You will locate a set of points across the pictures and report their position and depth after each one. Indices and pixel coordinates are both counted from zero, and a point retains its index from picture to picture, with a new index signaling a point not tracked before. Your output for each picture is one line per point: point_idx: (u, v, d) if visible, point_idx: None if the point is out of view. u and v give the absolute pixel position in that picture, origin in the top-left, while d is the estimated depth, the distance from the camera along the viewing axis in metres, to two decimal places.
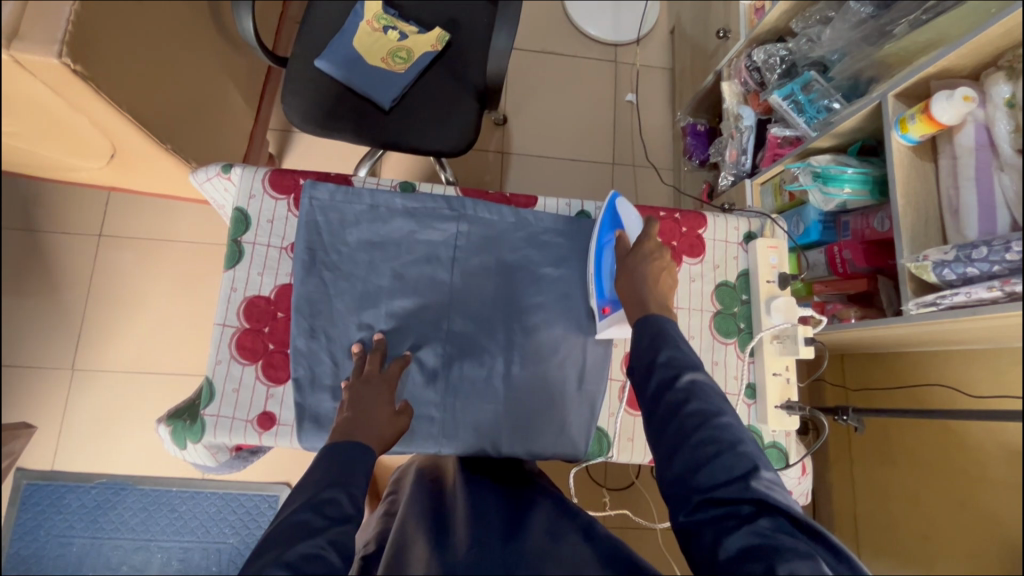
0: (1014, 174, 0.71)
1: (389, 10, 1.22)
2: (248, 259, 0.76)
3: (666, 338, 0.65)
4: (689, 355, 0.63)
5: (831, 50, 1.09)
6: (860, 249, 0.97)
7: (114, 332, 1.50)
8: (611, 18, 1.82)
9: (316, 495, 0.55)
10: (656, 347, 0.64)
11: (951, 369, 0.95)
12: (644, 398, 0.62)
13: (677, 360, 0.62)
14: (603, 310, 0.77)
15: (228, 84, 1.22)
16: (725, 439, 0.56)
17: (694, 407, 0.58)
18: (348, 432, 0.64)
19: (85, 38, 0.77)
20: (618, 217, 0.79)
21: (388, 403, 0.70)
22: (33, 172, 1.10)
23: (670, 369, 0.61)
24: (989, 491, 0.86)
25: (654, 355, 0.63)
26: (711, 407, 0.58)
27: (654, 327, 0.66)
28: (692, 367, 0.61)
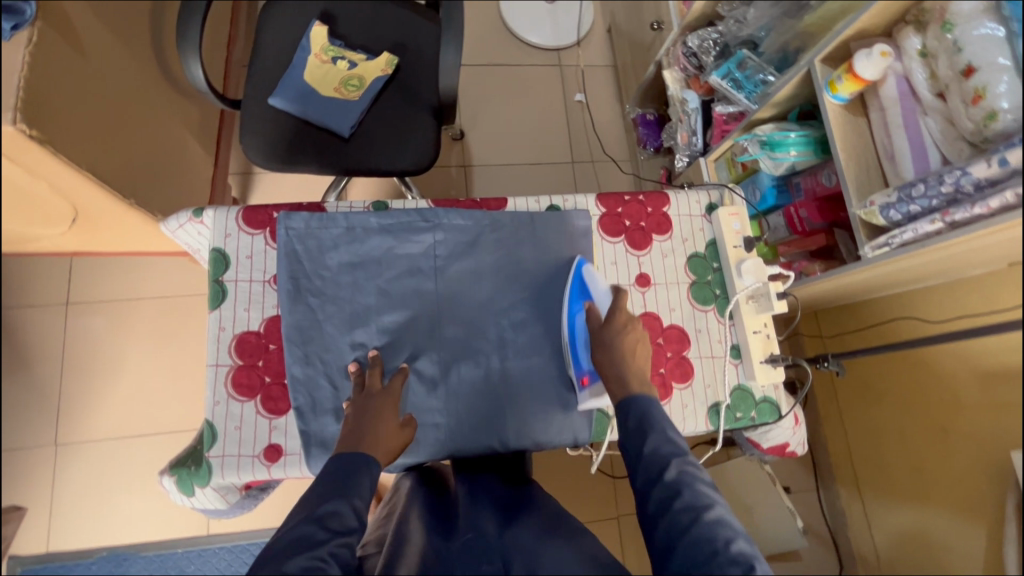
0: (938, 117, 0.78)
1: (336, 41, 1.23)
2: (232, 296, 0.77)
3: (652, 421, 0.66)
4: (677, 442, 0.63)
5: (758, 28, 1.15)
6: (814, 206, 1.03)
7: (96, 400, 1.46)
8: (549, 25, 1.89)
9: (314, 511, 0.57)
10: (643, 432, 0.65)
11: (908, 304, 1.01)
12: (638, 493, 0.62)
13: (663, 450, 0.63)
14: (582, 381, 0.78)
15: (185, 133, 1.23)
16: (717, 536, 0.55)
17: (683, 502, 0.58)
18: (353, 444, 0.66)
19: (38, 103, 0.77)
20: (587, 288, 0.80)
21: (391, 414, 0.71)
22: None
23: (658, 462, 0.62)
24: (966, 412, 0.93)
25: (642, 442, 0.64)
26: (703, 501, 0.58)
27: (639, 408, 0.67)
28: (681, 456, 0.62)
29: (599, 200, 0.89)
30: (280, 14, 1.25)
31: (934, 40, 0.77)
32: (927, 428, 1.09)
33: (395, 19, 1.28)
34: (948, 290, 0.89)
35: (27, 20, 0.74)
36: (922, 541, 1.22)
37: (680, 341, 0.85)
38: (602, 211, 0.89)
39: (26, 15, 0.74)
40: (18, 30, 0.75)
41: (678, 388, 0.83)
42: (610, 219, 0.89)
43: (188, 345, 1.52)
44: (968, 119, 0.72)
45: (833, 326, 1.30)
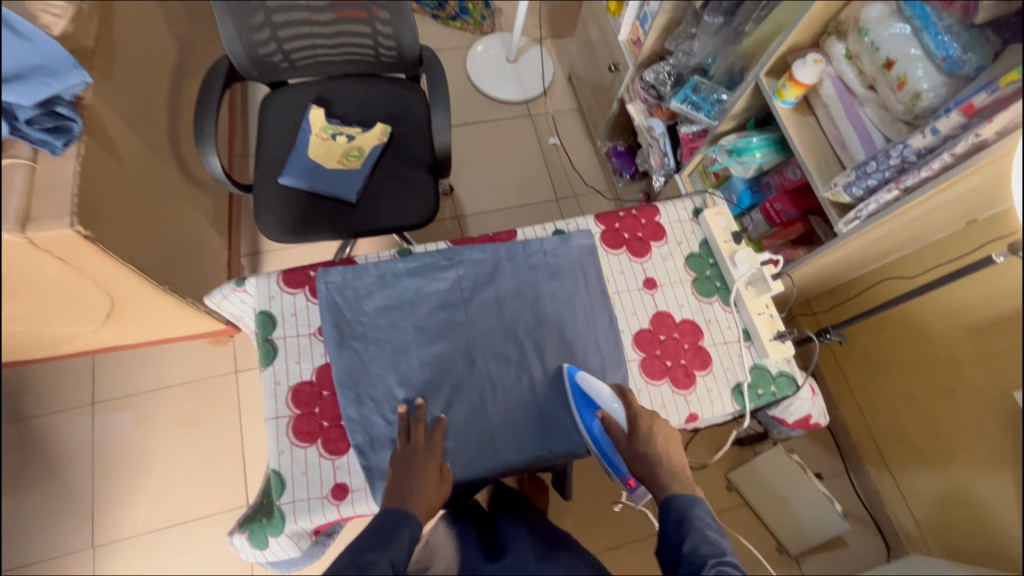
0: (874, 105, 0.92)
1: (333, 120, 1.36)
2: (283, 352, 0.83)
3: (690, 520, 0.68)
4: (720, 544, 0.65)
5: (704, 56, 1.31)
6: (787, 199, 1.14)
7: (129, 495, 1.46)
8: (515, 81, 2.06)
9: (354, 560, 0.64)
10: (682, 531, 0.68)
11: (900, 268, 1.17)
12: None
13: (701, 548, 0.65)
14: (630, 484, 0.81)
15: (203, 222, 1.32)
16: None
17: None
18: (402, 498, 0.72)
19: (90, 207, 0.87)
20: (592, 399, 0.82)
21: (431, 471, 0.76)
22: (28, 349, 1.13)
23: (697, 559, 0.64)
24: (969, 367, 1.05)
25: (682, 541, 0.67)
26: None
27: (678, 508, 0.70)
28: (720, 556, 0.63)
29: (598, 219, 0.99)
30: (278, 103, 1.38)
31: (854, 44, 0.90)
32: (935, 390, 1.23)
33: (383, 94, 1.42)
34: (932, 249, 1.10)
35: (75, 135, 0.86)
36: (952, 503, 1.28)
37: (694, 332, 0.92)
38: (602, 228, 0.98)
39: (75, 131, 0.87)
40: (69, 145, 0.86)
41: (701, 375, 0.90)
42: (610, 234, 0.98)
43: (216, 425, 1.55)
44: (898, 102, 0.85)
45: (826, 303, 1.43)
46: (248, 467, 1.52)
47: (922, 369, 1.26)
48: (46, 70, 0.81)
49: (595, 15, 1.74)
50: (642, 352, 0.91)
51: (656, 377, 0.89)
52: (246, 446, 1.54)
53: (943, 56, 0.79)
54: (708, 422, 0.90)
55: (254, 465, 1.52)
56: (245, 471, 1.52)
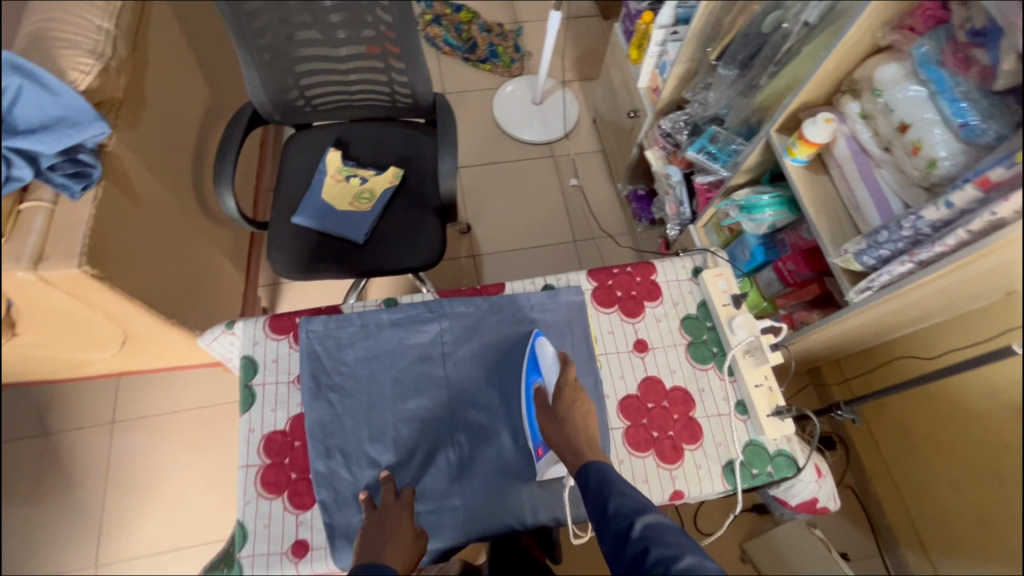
0: (890, 168, 0.86)
1: (348, 162, 1.41)
2: (260, 399, 0.84)
3: (610, 484, 0.68)
4: (636, 498, 0.66)
5: (720, 107, 1.28)
6: (801, 258, 1.07)
7: (134, 516, 1.50)
8: (539, 122, 2.08)
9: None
10: (603, 496, 0.67)
11: (936, 339, 1.13)
12: (611, 554, 0.64)
13: (626, 508, 0.65)
14: (538, 451, 0.79)
15: (220, 256, 1.38)
16: None
17: (655, 555, 0.60)
18: (375, 556, 0.69)
19: (101, 248, 0.92)
20: (537, 361, 0.84)
21: (405, 528, 0.73)
22: (44, 365, 1.20)
23: (623, 519, 0.64)
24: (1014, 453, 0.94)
25: (605, 503, 0.66)
26: (672, 550, 0.60)
27: (598, 474, 0.69)
28: (642, 511, 0.64)
29: (591, 275, 0.95)
30: (300, 145, 1.44)
31: (869, 104, 0.85)
32: (979, 474, 1.10)
33: (399, 138, 1.45)
34: (970, 320, 1.03)
35: (93, 181, 0.93)
36: None
37: (685, 402, 0.87)
38: (594, 284, 0.95)
39: (94, 176, 0.93)
40: (87, 189, 0.92)
41: (690, 450, 0.84)
42: (602, 291, 0.94)
43: (220, 454, 1.58)
44: (914, 167, 0.79)
45: (856, 367, 1.39)
46: None
47: (962, 453, 1.13)
48: (68, 122, 0.87)
49: (618, 61, 1.74)
50: (628, 421, 0.85)
51: (641, 448, 0.83)
52: None
53: (960, 123, 0.73)
54: (697, 499, 0.84)
55: None
56: None
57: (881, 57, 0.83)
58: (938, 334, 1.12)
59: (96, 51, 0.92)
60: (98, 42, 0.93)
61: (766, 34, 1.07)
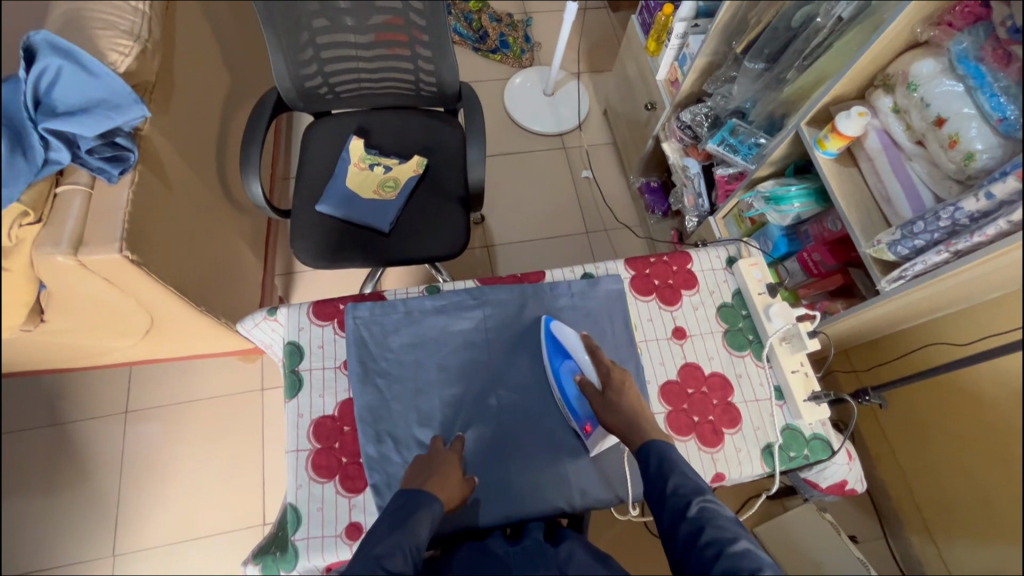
0: (923, 161, 0.89)
1: (371, 151, 1.40)
2: (307, 385, 0.85)
3: (671, 465, 0.71)
4: (695, 481, 0.69)
5: (743, 100, 1.29)
6: (826, 250, 1.11)
7: (153, 505, 1.49)
8: (550, 113, 2.08)
9: (370, 552, 0.62)
10: (663, 476, 0.70)
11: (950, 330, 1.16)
12: (664, 527, 0.68)
13: (684, 487, 0.68)
14: (584, 429, 0.83)
15: (242, 245, 1.37)
16: (741, 564, 0.60)
17: (708, 535, 0.64)
18: (420, 481, 0.73)
19: (140, 233, 0.91)
20: (559, 341, 0.87)
21: (455, 468, 0.76)
22: (67, 354, 1.19)
23: (680, 499, 0.68)
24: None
25: (664, 483, 0.70)
26: (727, 534, 0.64)
27: (658, 452, 0.73)
28: (700, 493, 0.68)
29: (628, 264, 0.97)
30: (321, 132, 1.43)
31: (903, 99, 0.88)
32: (979, 457, 1.14)
33: (422, 127, 1.45)
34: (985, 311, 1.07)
35: (131, 164, 0.91)
36: None
37: (724, 387, 0.89)
38: (632, 273, 0.97)
39: (131, 160, 0.91)
40: (124, 173, 0.91)
41: (729, 433, 0.86)
42: (640, 280, 0.96)
43: (238, 443, 1.57)
44: (949, 161, 0.82)
45: (867, 361, 1.43)
46: (266, 487, 1.54)
47: (964, 434, 1.17)
48: (109, 105, 0.87)
49: (634, 53, 1.74)
50: (669, 406, 0.87)
51: (682, 432, 0.86)
52: (265, 466, 1.56)
53: (999, 118, 0.76)
54: (736, 482, 0.86)
55: (271, 486, 1.53)
56: (263, 491, 1.53)
57: (916, 53, 0.86)
58: (953, 326, 1.16)
59: (133, 33, 0.92)
60: (135, 23, 0.93)
61: (796, 29, 1.09)
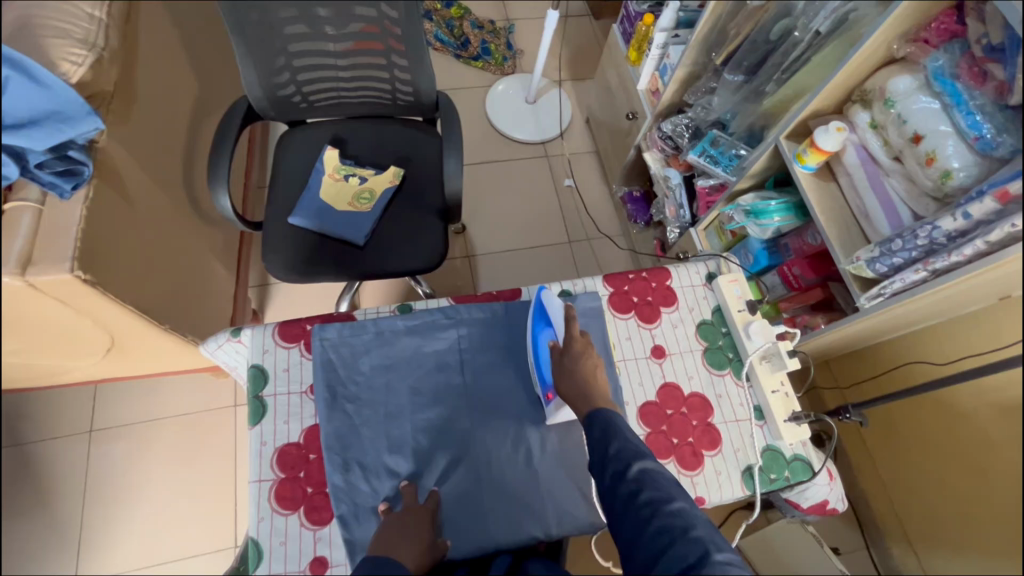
0: (901, 177, 0.88)
1: (347, 161, 1.37)
2: (272, 411, 0.81)
3: (613, 428, 0.69)
4: (636, 444, 0.68)
5: (723, 111, 1.28)
6: (806, 263, 1.11)
7: (117, 529, 1.43)
8: (532, 121, 2.06)
9: None
10: (606, 440, 0.68)
11: (929, 345, 1.16)
12: (603, 488, 0.66)
13: (626, 451, 0.67)
14: (546, 396, 0.81)
15: (212, 258, 1.32)
16: (679, 526, 0.60)
17: (647, 495, 0.63)
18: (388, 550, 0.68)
19: (94, 251, 0.87)
20: (545, 311, 0.83)
21: (426, 523, 0.73)
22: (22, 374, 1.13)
23: (621, 461, 0.66)
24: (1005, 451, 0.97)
25: (606, 447, 0.68)
26: (663, 494, 0.63)
27: (603, 420, 0.71)
28: (640, 456, 0.66)
29: (606, 280, 0.95)
30: (294, 142, 1.39)
31: (880, 114, 0.87)
32: (965, 473, 1.13)
33: (399, 137, 1.42)
34: (964, 327, 1.06)
35: (85, 179, 0.87)
36: None
37: (704, 408, 0.87)
38: (610, 290, 0.94)
39: (85, 174, 0.87)
40: (78, 188, 0.87)
41: (710, 456, 0.84)
42: (618, 297, 0.94)
43: (209, 462, 1.52)
44: (927, 178, 0.81)
45: (850, 376, 1.42)
46: (238, 508, 1.48)
47: (952, 450, 1.16)
48: (59, 117, 0.82)
49: (615, 61, 1.73)
50: (648, 427, 0.85)
51: (661, 455, 0.83)
52: (237, 485, 1.50)
53: (975, 136, 0.75)
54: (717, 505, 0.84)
55: (244, 507, 1.48)
56: (235, 511, 1.48)
57: (891, 70, 0.85)
58: (930, 342, 1.15)
59: (88, 42, 0.87)
60: (91, 32, 0.89)
61: (775, 41, 1.09)
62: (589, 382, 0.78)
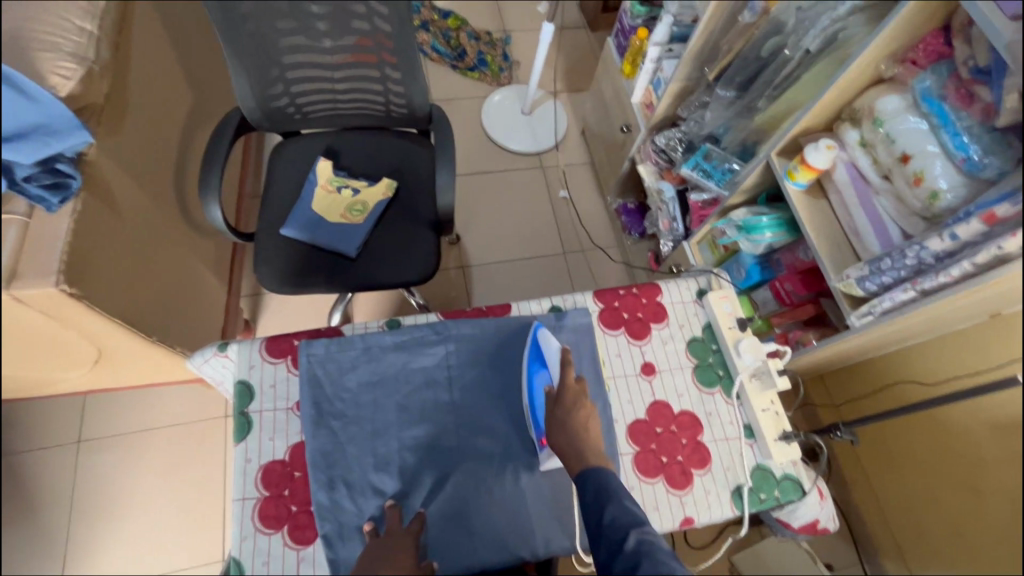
0: (889, 196, 0.88)
1: (340, 172, 1.37)
2: (257, 427, 0.80)
3: (609, 492, 0.69)
4: (633, 510, 0.68)
5: (716, 126, 1.28)
6: (797, 279, 1.12)
7: (104, 541, 1.42)
8: (528, 132, 2.07)
9: None
10: (600, 506, 0.68)
11: (919, 362, 1.16)
12: (602, 563, 0.65)
13: (621, 519, 0.66)
14: (539, 442, 0.79)
15: (202, 268, 1.31)
16: None
17: (644, 569, 0.61)
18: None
19: (80, 265, 0.86)
20: (541, 350, 0.83)
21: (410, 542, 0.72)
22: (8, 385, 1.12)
23: (617, 531, 0.66)
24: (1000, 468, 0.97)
25: (601, 515, 0.68)
26: (662, 567, 0.61)
27: (596, 481, 0.70)
28: (637, 525, 0.66)
29: (597, 296, 0.95)
30: (288, 153, 1.39)
31: (870, 133, 0.87)
32: (959, 490, 1.12)
33: (392, 149, 1.42)
34: (954, 343, 1.06)
35: (73, 192, 0.87)
36: None
37: (693, 426, 0.87)
38: (600, 306, 0.94)
39: (73, 187, 0.87)
40: (65, 202, 0.86)
41: (699, 474, 0.83)
42: (609, 313, 0.94)
43: (198, 473, 1.50)
44: (915, 198, 0.81)
45: (842, 392, 1.42)
46: (226, 521, 1.47)
47: (945, 468, 1.15)
48: (46, 130, 0.82)
49: (610, 74, 1.74)
50: (637, 446, 0.85)
51: (650, 474, 0.83)
52: (226, 498, 1.49)
53: (963, 157, 0.75)
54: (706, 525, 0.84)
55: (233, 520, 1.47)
56: (223, 525, 1.46)
57: (883, 89, 0.85)
58: (921, 358, 1.15)
59: (79, 55, 0.87)
60: (81, 45, 0.89)
61: (766, 58, 1.09)
62: (575, 402, 0.77)
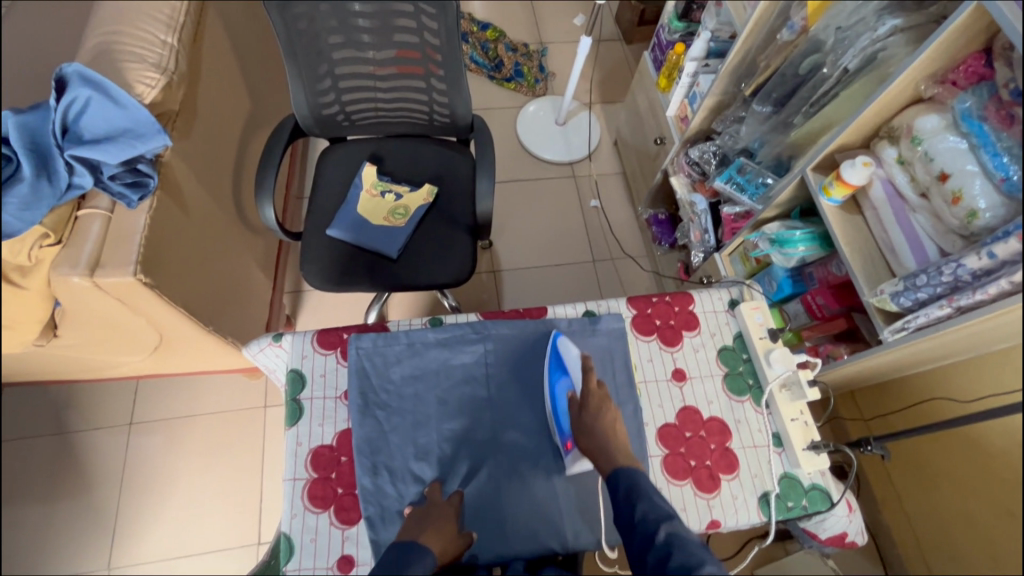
0: (926, 213, 0.89)
1: (383, 177, 1.43)
2: (308, 413, 0.86)
3: (639, 490, 0.71)
4: (663, 506, 0.69)
5: (751, 140, 1.30)
6: (830, 293, 1.13)
7: (151, 519, 1.50)
8: (561, 142, 2.11)
9: None
10: (631, 501, 0.70)
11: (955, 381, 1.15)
12: (633, 556, 0.67)
13: (652, 515, 0.68)
14: (566, 446, 0.82)
15: (253, 264, 1.39)
16: None
17: (677, 561, 0.63)
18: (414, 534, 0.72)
19: (154, 256, 0.94)
20: (561, 357, 0.86)
21: (449, 522, 0.76)
22: (77, 366, 1.21)
23: (649, 526, 0.67)
24: None
25: (632, 510, 0.69)
26: (696, 560, 0.63)
27: (627, 478, 0.72)
28: (668, 519, 0.67)
29: (630, 302, 0.98)
30: (334, 158, 1.46)
31: (907, 151, 0.89)
32: (995, 514, 1.10)
33: (433, 156, 1.48)
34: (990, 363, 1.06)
35: (150, 191, 0.94)
36: None
37: (722, 433, 0.89)
38: (633, 312, 0.97)
39: (149, 186, 0.94)
40: (143, 199, 0.93)
41: (726, 480, 0.86)
42: (641, 319, 0.97)
43: (238, 460, 1.58)
44: (953, 216, 0.82)
45: (874, 408, 1.42)
46: (263, 506, 1.53)
47: (980, 490, 1.13)
48: (133, 133, 0.90)
49: (645, 87, 1.77)
50: (666, 448, 0.87)
51: (678, 476, 0.85)
52: (264, 485, 1.56)
53: (1002, 177, 0.76)
54: (732, 529, 0.85)
55: (269, 506, 1.53)
56: (260, 510, 1.53)
57: (922, 108, 0.87)
58: (956, 377, 1.15)
59: (161, 66, 0.96)
60: (163, 57, 0.97)
61: (803, 75, 1.10)
62: (605, 402, 0.81)
